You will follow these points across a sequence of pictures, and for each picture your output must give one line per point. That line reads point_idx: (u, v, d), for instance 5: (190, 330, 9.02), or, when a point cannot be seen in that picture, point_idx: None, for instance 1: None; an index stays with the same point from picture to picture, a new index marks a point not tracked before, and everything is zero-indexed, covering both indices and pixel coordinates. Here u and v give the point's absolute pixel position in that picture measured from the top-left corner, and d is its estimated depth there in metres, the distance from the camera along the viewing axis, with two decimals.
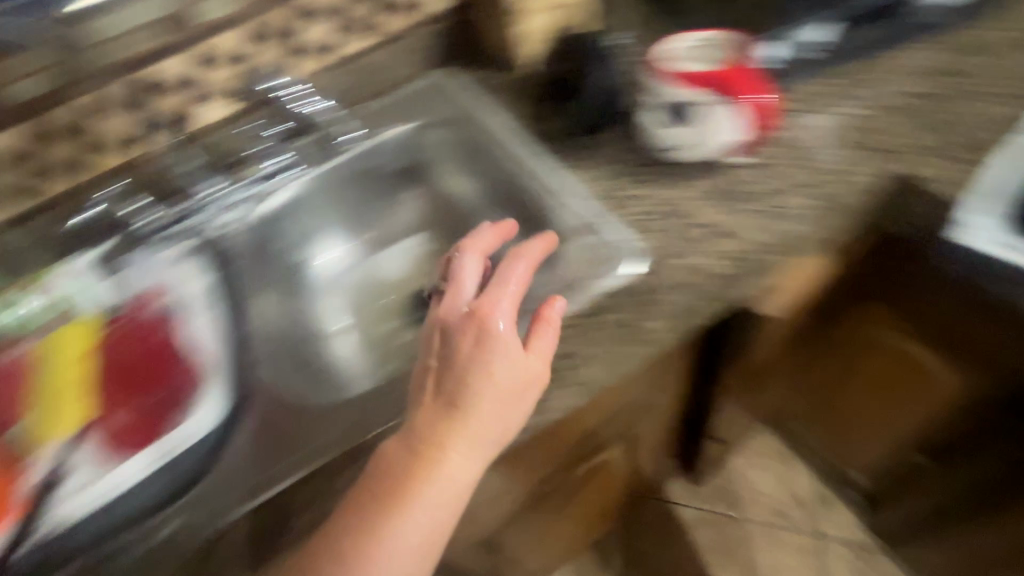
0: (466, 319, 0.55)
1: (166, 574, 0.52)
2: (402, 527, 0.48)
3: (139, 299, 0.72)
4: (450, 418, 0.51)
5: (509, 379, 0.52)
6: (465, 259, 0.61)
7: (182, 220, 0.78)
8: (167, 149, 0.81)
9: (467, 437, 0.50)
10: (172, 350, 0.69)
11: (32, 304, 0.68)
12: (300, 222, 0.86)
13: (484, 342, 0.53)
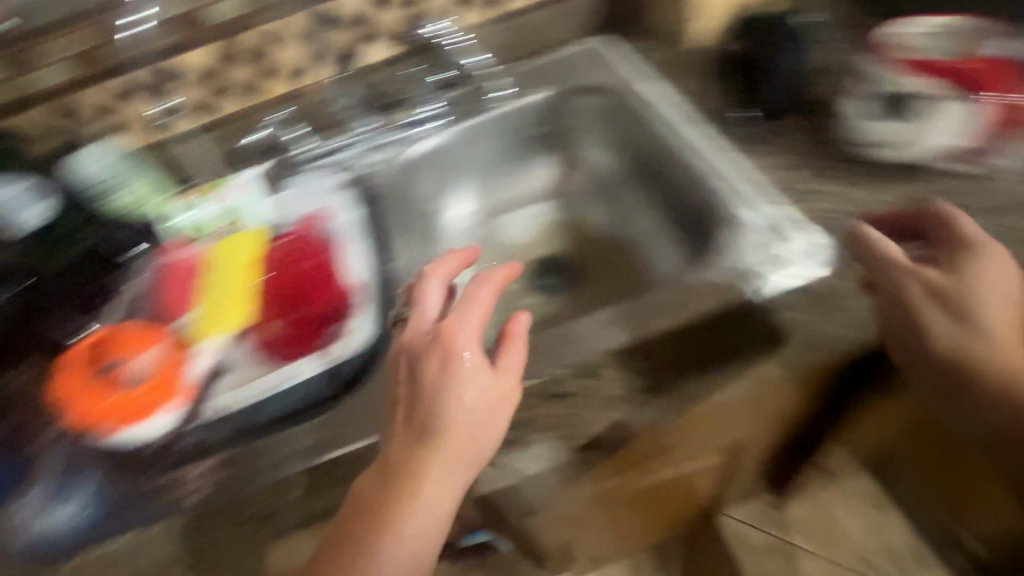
0: (432, 342, 0.50)
1: (300, 484, 0.54)
2: (387, 558, 0.44)
3: (305, 221, 0.74)
4: (420, 449, 0.47)
5: (479, 399, 0.48)
6: (426, 283, 0.56)
7: (335, 154, 0.82)
8: (330, 84, 0.85)
9: (439, 463, 0.46)
10: (328, 272, 0.69)
11: (206, 211, 0.73)
12: (439, 171, 0.87)
13: (449, 367, 0.49)
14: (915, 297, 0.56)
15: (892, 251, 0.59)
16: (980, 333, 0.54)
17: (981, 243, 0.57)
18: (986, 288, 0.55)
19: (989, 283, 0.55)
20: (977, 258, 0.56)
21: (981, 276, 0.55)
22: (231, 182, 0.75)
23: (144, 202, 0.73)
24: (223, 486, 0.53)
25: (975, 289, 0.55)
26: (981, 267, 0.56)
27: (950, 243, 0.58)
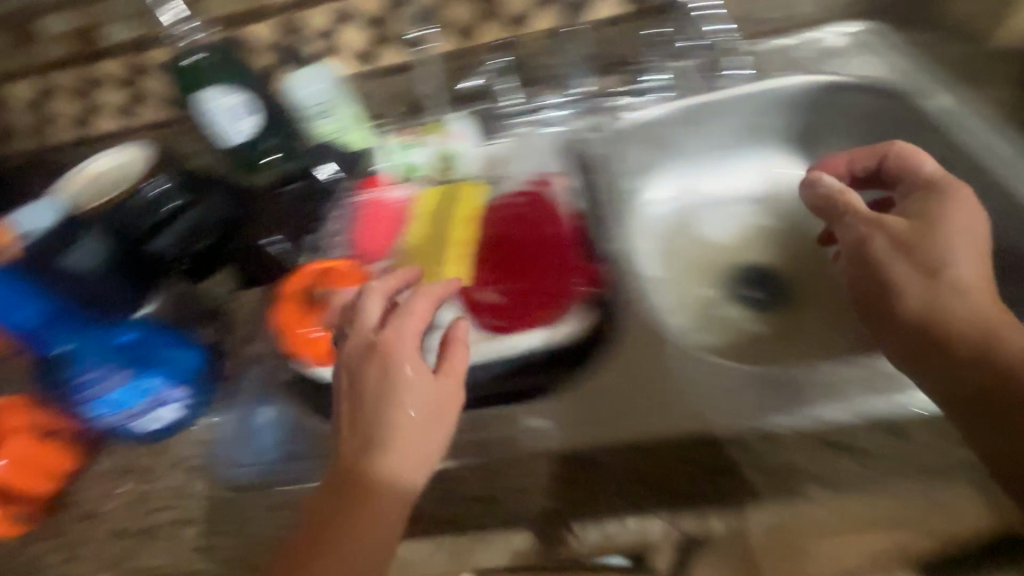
0: (370, 351, 0.48)
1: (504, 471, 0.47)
2: (346, 566, 0.41)
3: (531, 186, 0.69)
4: (369, 463, 0.43)
5: (416, 402, 0.46)
6: (364, 296, 0.52)
7: (541, 113, 0.78)
8: (549, 37, 0.79)
9: (390, 466, 0.43)
10: (552, 249, 0.63)
11: (421, 153, 0.69)
12: (650, 147, 0.79)
13: (388, 375, 0.46)
14: (888, 249, 0.52)
15: (851, 201, 0.58)
16: (931, 274, 0.48)
17: (937, 179, 0.54)
18: (949, 224, 0.51)
19: (960, 226, 0.50)
20: (941, 200, 0.52)
21: (935, 218, 0.51)
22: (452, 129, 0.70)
23: (348, 130, 0.75)
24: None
25: (938, 231, 0.50)
26: (949, 210, 0.52)
27: (936, 198, 0.53)
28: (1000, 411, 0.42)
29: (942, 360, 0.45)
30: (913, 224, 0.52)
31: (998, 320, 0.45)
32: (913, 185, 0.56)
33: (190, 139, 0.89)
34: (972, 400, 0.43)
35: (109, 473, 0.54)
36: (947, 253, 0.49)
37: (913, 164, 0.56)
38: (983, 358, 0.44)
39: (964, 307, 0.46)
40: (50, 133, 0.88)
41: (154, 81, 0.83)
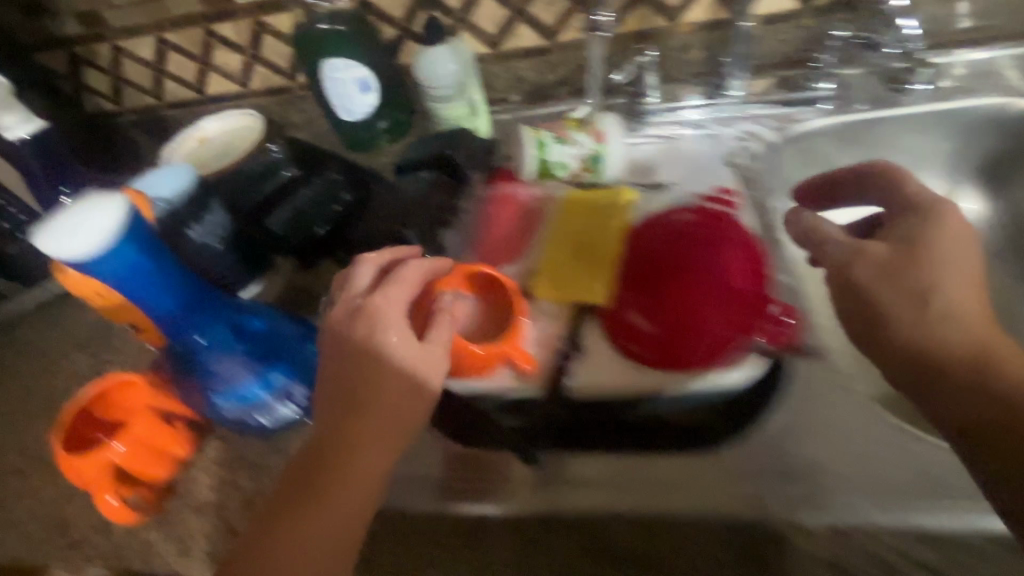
0: (354, 315, 0.44)
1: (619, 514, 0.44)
2: (315, 523, 0.42)
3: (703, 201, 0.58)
4: (345, 423, 0.43)
5: (402, 384, 0.43)
6: (358, 267, 0.47)
7: (695, 115, 0.72)
8: (700, 28, 0.71)
9: (361, 435, 0.43)
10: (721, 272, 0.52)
11: (565, 152, 0.59)
12: (805, 163, 0.71)
13: (371, 343, 0.43)
14: (865, 273, 0.48)
15: (829, 239, 0.52)
16: (912, 305, 0.45)
17: (934, 204, 0.48)
18: (941, 251, 0.46)
19: (950, 246, 0.46)
20: (921, 224, 0.47)
21: (913, 244, 0.47)
22: (603, 125, 0.60)
23: (476, 112, 0.73)
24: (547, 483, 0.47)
25: (925, 263, 0.45)
26: (934, 234, 0.46)
27: (924, 226, 0.47)
28: (1011, 439, 0.38)
29: (929, 385, 0.43)
30: (891, 248, 0.48)
31: (984, 345, 0.42)
32: (898, 209, 0.50)
33: (298, 109, 0.86)
34: (974, 423, 0.40)
35: (224, 463, 0.52)
36: (918, 270, 0.45)
37: (897, 182, 0.51)
38: (991, 395, 0.40)
39: (956, 332, 0.43)
40: (159, 89, 0.86)
41: (271, 46, 0.80)
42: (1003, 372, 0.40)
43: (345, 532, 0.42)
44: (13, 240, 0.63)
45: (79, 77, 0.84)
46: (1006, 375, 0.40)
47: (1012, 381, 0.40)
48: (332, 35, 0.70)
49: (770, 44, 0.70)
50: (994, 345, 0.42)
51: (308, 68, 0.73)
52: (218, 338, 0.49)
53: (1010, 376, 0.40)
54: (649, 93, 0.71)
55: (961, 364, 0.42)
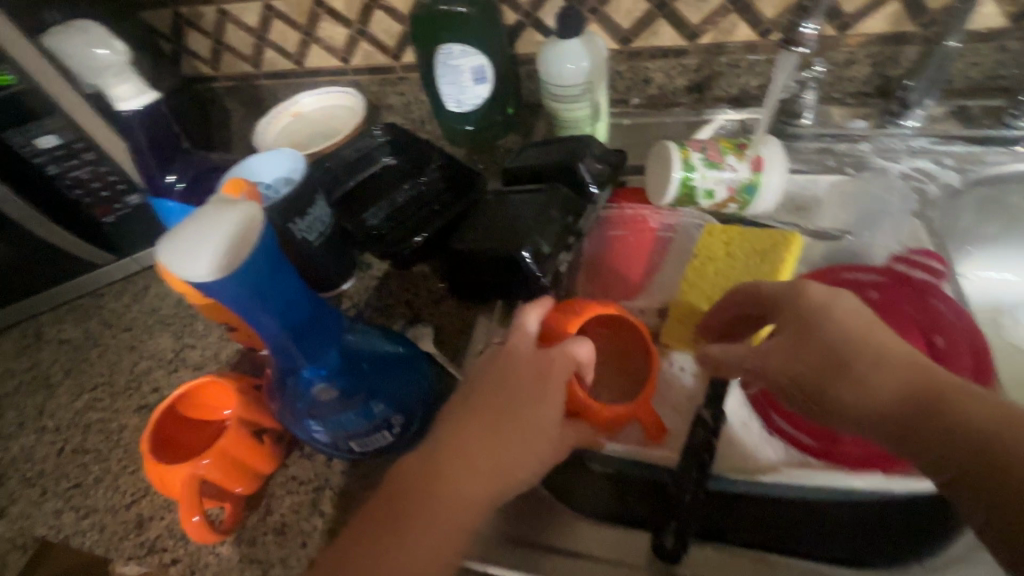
0: (533, 355, 0.40)
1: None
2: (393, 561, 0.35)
3: (914, 259, 0.47)
4: (477, 454, 0.38)
5: (536, 467, 0.39)
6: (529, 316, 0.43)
7: (854, 145, 0.63)
8: (875, 42, 0.61)
9: (487, 473, 0.38)
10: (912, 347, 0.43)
11: (713, 180, 0.52)
12: (986, 212, 0.60)
13: (545, 387, 0.39)
14: (793, 369, 0.35)
15: (715, 348, 0.40)
16: (848, 383, 0.33)
17: (780, 281, 0.39)
18: (832, 312, 0.35)
19: (831, 317, 0.35)
20: (791, 303, 0.37)
21: (804, 313, 0.36)
22: (762, 151, 0.53)
23: (597, 116, 0.66)
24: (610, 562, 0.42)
25: (816, 340, 0.35)
26: (816, 292, 0.36)
27: (783, 294, 0.38)
28: (1001, 497, 0.26)
29: (903, 448, 0.31)
30: (788, 321, 0.37)
31: (922, 381, 0.31)
32: (756, 299, 0.40)
33: (396, 91, 0.80)
34: (966, 470, 0.28)
35: (308, 484, 0.48)
36: (827, 330, 0.35)
37: (755, 286, 0.40)
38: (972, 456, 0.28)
39: (877, 380, 0.32)
40: (257, 57, 0.81)
41: (380, 21, 0.74)
42: (970, 414, 0.28)
43: None
44: (111, 209, 0.60)
45: (181, 38, 0.81)
46: (973, 418, 0.28)
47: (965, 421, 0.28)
48: (453, 16, 0.64)
49: (959, 65, 0.60)
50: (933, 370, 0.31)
51: (420, 50, 0.67)
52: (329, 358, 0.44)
53: (970, 418, 0.28)
54: (805, 115, 0.64)
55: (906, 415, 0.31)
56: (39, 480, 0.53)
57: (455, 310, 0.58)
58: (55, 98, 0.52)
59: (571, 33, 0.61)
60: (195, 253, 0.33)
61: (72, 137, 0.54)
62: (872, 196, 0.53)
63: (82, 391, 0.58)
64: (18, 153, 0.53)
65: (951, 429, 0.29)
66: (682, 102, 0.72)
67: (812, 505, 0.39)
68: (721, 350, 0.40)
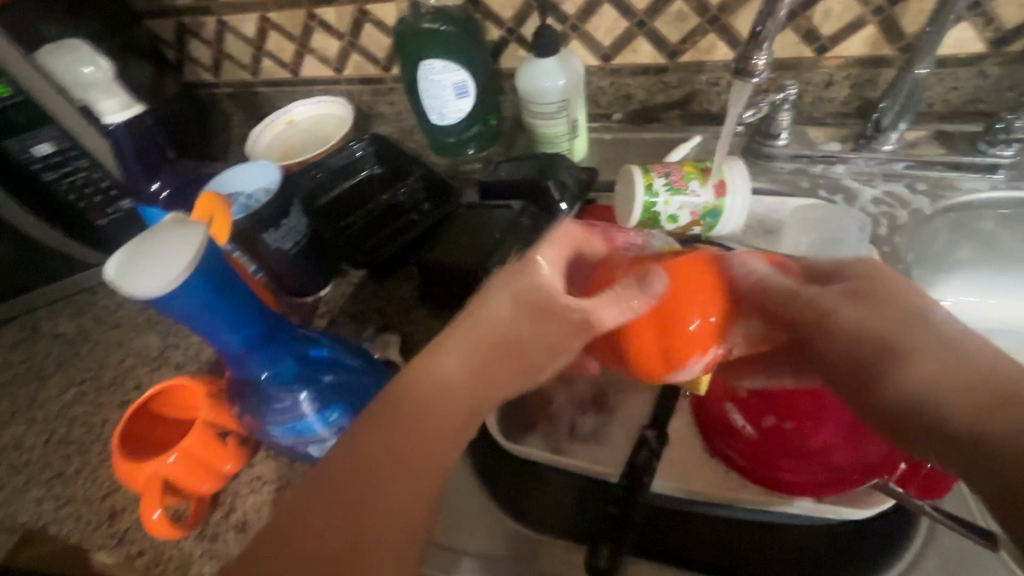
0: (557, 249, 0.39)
1: None
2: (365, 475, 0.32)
3: None
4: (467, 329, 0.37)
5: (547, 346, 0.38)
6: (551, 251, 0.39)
7: (828, 167, 0.63)
8: (852, 65, 0.61)
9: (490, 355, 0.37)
10: None
11: (676, 204, 0.53)
12: (957, 235, 0.61)
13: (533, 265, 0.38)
14: (848, 325, 0.34)
15: (777, 282, 0.38)
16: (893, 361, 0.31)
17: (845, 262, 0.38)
18: (906, 293, 0.34)
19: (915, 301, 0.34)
20: (865, 280, 0.36)
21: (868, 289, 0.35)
22: (726, 174, 0.53)
23: (575, 131, 0.68)
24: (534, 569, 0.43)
25: (885, 310, 0.33)
26: (893, 281, 0.35)
27: (847, 273, 0.37)
28: None
29: (946, 439, 0.28)
30: (852, 287, 0.36)
31: (981, 381, 0.28)
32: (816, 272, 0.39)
33: (386, 101, 0.82)
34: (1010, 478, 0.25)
35: (270, 483, 0.50)
36: (894, 304, 0.34)
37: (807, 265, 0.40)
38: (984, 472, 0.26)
39: (930, 365, 0.30)
40: (255, 66, 0.84)
41: (370, 34, 0.76)
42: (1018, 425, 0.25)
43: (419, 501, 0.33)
44: (104, 212, 0.64)
45: (184, 46, 0.84)
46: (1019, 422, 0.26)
47: (986, 423, 0.26)
48: (435, 33, 0.65)
49: (937, 88, 0.60)
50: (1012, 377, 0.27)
51: (404, 63, 0.69)
52: (286, 369, 0.46)
53: (994, 430, 0.26)
54: (780, 135, 0.63)
55: (945, 409, 0.28)
56: (25, 468, 0.56)
57: (423, 319, 0.59)
58: (50, 107, 0.55)
59: (548, 51, 0.62)
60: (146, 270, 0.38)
61: (66, 144, 0.58)
62: (831, 223, 0.53)
63: (72, 385, 0.62)
64: (16, 160, 0.56)
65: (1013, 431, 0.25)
66: (665, 117, 0.73)
67: (728, 516, 0.40)
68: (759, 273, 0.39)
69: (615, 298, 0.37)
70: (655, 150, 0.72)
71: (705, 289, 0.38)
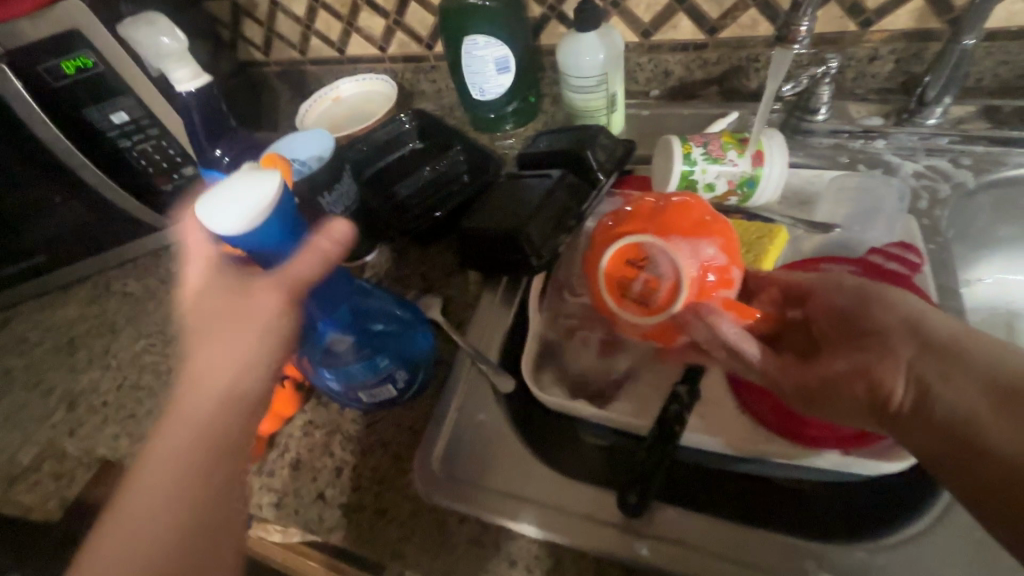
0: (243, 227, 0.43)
1: (630, 558, 0.41)
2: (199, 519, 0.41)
3: (898, 250, 0.50)
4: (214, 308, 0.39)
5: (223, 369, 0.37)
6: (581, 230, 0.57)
7: (868, 142, 0.63)
8: (897, 38, 0.60)
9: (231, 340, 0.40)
10: None
11: (714, 173, 0.54)
12: (1000, 212, 0.60)
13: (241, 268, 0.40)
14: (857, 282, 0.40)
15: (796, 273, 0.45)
16: (897, 297, 0.38)
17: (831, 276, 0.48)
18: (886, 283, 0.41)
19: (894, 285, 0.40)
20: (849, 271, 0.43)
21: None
22: (763, 145, 0.54)
23: (613, 106, 0.69)
24: (563, 508, 0.44)
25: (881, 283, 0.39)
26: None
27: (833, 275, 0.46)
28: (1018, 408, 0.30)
29: (935, 359, 0.33)
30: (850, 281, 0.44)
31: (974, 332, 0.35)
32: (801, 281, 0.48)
33: (428, 79, 0.86)
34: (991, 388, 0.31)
35: (320, 427, 0.54)
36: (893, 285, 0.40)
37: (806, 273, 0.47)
38: (968, 374, 0.32)
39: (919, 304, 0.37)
40: (304, 45, 0.88)
41: (415, 13, 0.79)
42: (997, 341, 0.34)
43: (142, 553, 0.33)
44: (170, 178, 0.70)
45: (238, 27, 0.89)
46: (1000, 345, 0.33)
47: (969, 343, 0.34)
48: (479, 9, 0.67)
49: (986, 62, 0.59)
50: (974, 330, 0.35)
51: (447, 40, 0.71)
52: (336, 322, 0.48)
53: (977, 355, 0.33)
54: (820, 111, 0.64)
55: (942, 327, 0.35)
56: (103, 409, 0.62)
57: (462, 284, 0.62)
58: (127, 79, 0.61)
59: (588, 27, 0.64)
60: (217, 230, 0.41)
61: (139, 114, 0.64)
62: (869, 191, 0.54)
63: (140, 336, 0.67)
64: (98, 127, 0.63)
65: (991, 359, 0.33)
66: (702, 94, 0.74)
67: (752, 460, 0.43)
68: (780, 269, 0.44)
69: (653, 217, 0.46)
70: (690, 126, 0.73)
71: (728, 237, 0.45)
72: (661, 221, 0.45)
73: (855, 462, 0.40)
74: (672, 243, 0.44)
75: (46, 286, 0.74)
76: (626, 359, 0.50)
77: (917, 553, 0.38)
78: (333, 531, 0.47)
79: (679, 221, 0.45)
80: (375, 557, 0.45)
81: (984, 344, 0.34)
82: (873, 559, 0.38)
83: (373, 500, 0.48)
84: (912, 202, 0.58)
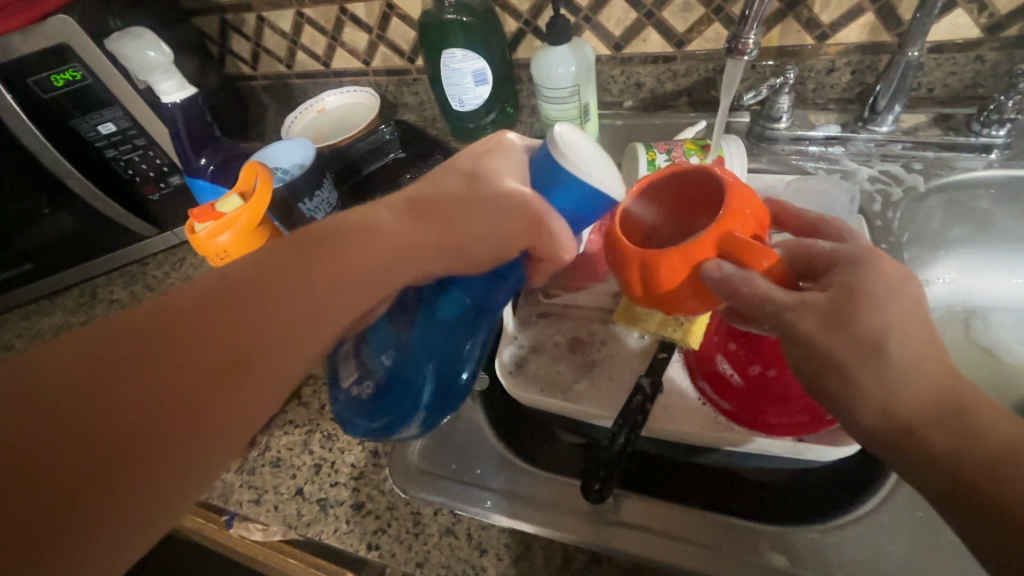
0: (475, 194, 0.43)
1: (597, 545, 0.42)
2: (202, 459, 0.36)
3: None
4: (342, 250, 0.39)
5: (307, 307, 0.37)
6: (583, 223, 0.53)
7: (828, 148, 0.66)
8: (852, 51, 0.64)
9: (330, 282, 0.38)
10: None
11: None
12: (952, 214, 0.63)
13: (393, 236, 0.41)
14: (851, 322, 0.32)
15: (754, 283, 0.35)
16: (837, 378, 0.32)
17: (840, 249, 0.35)
18: (883, 305, 0.32)
19: (890, 314, 0.32)
20: (848, 275, 0.33)
21: (851, 292, 0.32)
22: (724, 151, 0.57)
23: (586, 116, 0.72)
24: (532, 501, 0.46)
25: (871, 315, 0.32)
26: (874, 282, 0.32)
27: (843, 259, 0.34)
28: (975, 500, 0.29)
29: (893, 442, 0.31)
30: (826, 302, 0.33)
31: (946, 384, 0.31)
32: (806, 265, 0.36)
33: (411, 91, 0.89)
34: (949, 483, 0.29)
35: (301, 426, 0.55)
36: (861, 322, 0.31)
37: (808, 248, 0.36)
38: (920, 457, 0.30)
39: (875, 389, 0.31)
40: (290, 59, 0.90)
41: (396, 28, 0.81)
42: (983, 426, 0.29)
43: (115, 440, 0.29)
44: (157, 188, 0.72)
45: (225, 42, 0.91)
46: (984, 432, 0.29)
47: (932, 422, 0.30)
48: (457, 24, 0.70)
49: (936, 73, 0.63)
50: (954, 391, 0.30)
51: (427, 53, 0.74)
52: (451, 306, 0.46)
53: (940, 440, 0.30)
54: (782, 119, 0.67)
55: (877, 424, 0.31)
56: None
57: None
58: (114, 91, 0.64)
59: (560, 41, 0.67)
60: (502, 160, 0.44)
61: (126, 125, 0.66)
62: (824, 193, 0.57)
63: None
64: (85, 138, 0.66)
65: (961, 445, 0.29)
66: (674, 104, 0.77)
67: (712, 448, 0.45)
68: (731, 270, 0.37)
69: (614, 263, 0.44)
70: (662, 134, 0.76)
71: (699, 255, 0.39)
72: (619, 271, 0.43)
73: (807, 449, 0.42)
74: (645, 302, 0.44)
75: (32, 294, 0.75)
76: (596, 354, 0.52)
77: (864, 532, 0.40)
78: (310, 527, 0.48)
79: (632, 273, 0.42)
80: (352, 548, 0.47)
81: (958, 421, 0.30)
82: (823, 539, 0.40)
83: (351, 494, 0.49)
84: (868, 204, 0.61)
